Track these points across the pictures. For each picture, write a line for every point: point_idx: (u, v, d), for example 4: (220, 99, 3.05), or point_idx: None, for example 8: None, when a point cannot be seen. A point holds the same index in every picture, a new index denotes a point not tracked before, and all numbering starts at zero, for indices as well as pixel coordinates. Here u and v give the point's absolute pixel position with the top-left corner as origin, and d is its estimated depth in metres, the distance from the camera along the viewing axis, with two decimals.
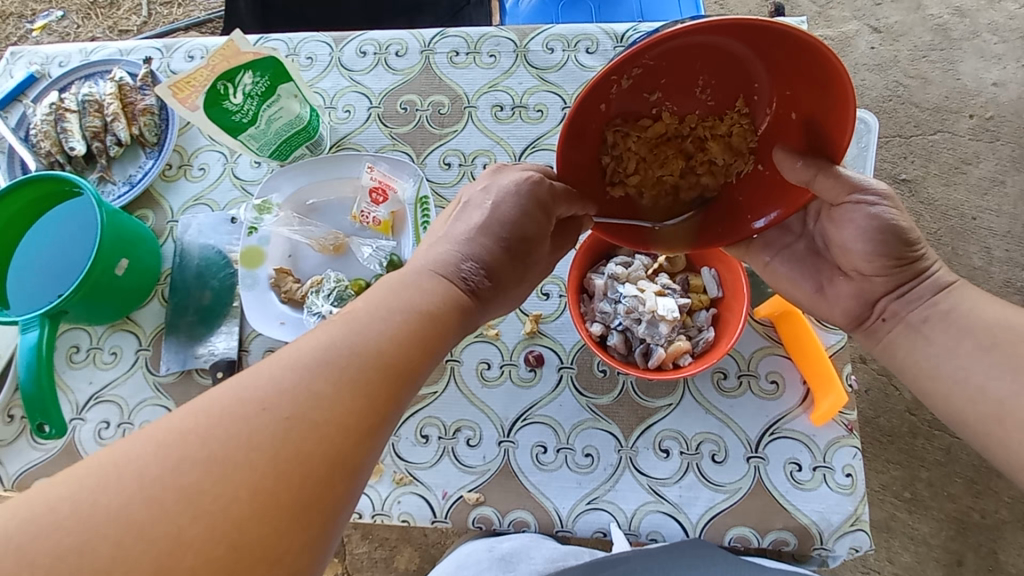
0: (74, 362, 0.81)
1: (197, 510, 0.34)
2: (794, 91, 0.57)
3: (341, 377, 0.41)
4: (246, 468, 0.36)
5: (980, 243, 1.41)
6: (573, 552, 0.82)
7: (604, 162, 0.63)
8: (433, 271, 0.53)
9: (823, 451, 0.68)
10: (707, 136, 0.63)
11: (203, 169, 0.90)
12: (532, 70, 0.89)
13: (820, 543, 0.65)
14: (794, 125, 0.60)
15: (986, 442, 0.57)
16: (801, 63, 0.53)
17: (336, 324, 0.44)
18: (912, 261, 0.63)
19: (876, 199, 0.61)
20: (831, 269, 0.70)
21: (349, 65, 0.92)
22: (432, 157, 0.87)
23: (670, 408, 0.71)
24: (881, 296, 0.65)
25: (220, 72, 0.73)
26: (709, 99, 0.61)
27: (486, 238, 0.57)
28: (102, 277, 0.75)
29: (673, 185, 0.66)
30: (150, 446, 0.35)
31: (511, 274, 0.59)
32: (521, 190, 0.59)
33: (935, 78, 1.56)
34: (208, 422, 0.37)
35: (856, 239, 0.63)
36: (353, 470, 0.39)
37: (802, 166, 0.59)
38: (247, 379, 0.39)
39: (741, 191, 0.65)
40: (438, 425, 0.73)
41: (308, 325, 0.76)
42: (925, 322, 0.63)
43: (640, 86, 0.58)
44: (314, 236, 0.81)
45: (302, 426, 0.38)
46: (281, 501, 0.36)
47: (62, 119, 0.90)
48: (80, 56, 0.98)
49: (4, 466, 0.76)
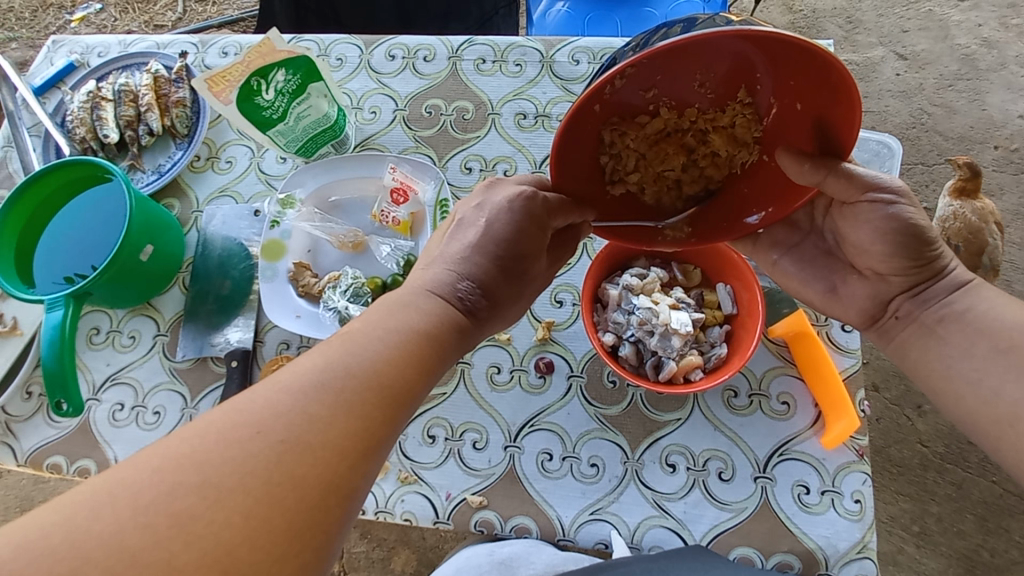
0: (95, 343, 0.83)
1: (187, 536, 0.34)
2: (798, 82, 0.54)
3: (337, 401, 0.42)
4: (240, 493, 0.36)
5: (1000, 275, 1.39)
6: (576, 556, 0.80)
7: (603, 161, 0.63)
8: (430, 290, 0.54)
9: (832, 475, 0.67)
10: (709, 129, 0.62)
11: (230, 162, 0.92)
12: (556, 80, 0.90)
13: (825, 569, 0.64)
14: (799, 115, 0.58)
15: (995, 448, 0.56)
16: (804, 59, 0.50)
17: (335, 344, 0.45)
18: (930, 262, 0.63)
19: (893, 198, 0.61)
20: (845, 268, 0.70)
21: (377, 68, 0.94)
22: (454, 161, 0.88)
23: (679, 423, 0.71)
24: (895, 295, 0.65)
25: (255, 68, 0.75)
26: (709, 92, 0.59)
27: (482, 257, 0.58)
28: (128, 261, 0.77)
29: (676, 180, 0.66)
30: (146, 471, 0.36)
31: (507, 293, 0.59)
32: (516, 207, 0.59)
33: (960, 107, 1.54)
34: (204, 447, 0.37)
35: (873, 239, 0.63)
36: (349, 495, 0.39)
37: (810, 168, 0.58)
38: (244, 403, 0.40)
39: (746, 182, 0.66)
40: (445, 426, 0.74)
41: (323, 320, 0.77)
42: (939, 323, 0.62)
43: (635, 84, 0.56)
44: (335, 233, 0.82)
45: (297, 448, 0.39)
46: (274, 527, 0.36)
47: (99, 107, 0.93)
48: (119, 47, 1.02)
49: (19, 441, 0.78)
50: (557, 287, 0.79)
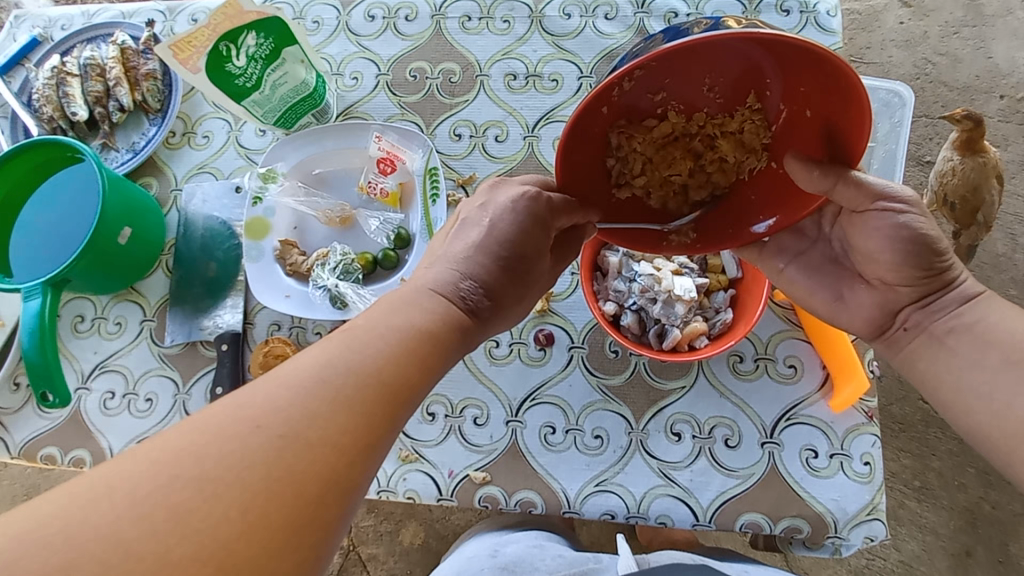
0: (79, 331, 0.80)
1: (185, 529, 0.32)
2: (806, 88, 0.52)
3: (338, 397, 0.39)
4: (238, 487, 0.34)
5: (1004, 228, 1.36)
6: (580, 560, 0.77)
7: (609, 164, 0.61)
8: (432, 290, 0.51)
9: (840, 439, 0.66)
10: (717, 134, 0.59)
11: (207, 137, 0.88)
12: (547, 36, 0.85)
13: (834, 531, 0.63)
14: (809, 123, 0.55)
15: (1005, 464, 0.53)
16: (810, 61, 0.48)
17: (336, 339, 0.43)
18: (941, 272, 0.58)
19: (904, 207, 0.56)
20: (851, 276, 0.64)
21: (356, 30, 0.89)
22: (442, 128, 0.83)
23: (683, 391, 0.69)
24: (904, 305, 0.61)
25: (222, 32, 0.70)
26: (718, 96, 0.57)
27: (484, 257, 0.54)
28: (107, 244, 0.73)
29: (682, 185, 0.63)
30: (143, 464, 0.34)
31: (511, 292, 0.56)
32: (518, 208, 0.56)
33: (965, 56, 1.48)
34: (203, 441, 0.35)
35: (883, 248, 0.58)
36: (347, 492, 0.37)
37: (819, 174, 0.54)
38: (244, 396, 0.38)
39: (754, 188, 0.62)
40: (445, 403, 0.72)
41: (313, 300, 0.74)
42: (948, 333, 0.58)
43: (644, 86, 0.55)
44: (320, 208, 0.79)
45: (296, 445, 0.36)
46: (271, 521, 0.34)
47: (65, 83, 0.87)
48: (83, 19, 0.95)
49: (10, 433, 0.76)
50: None
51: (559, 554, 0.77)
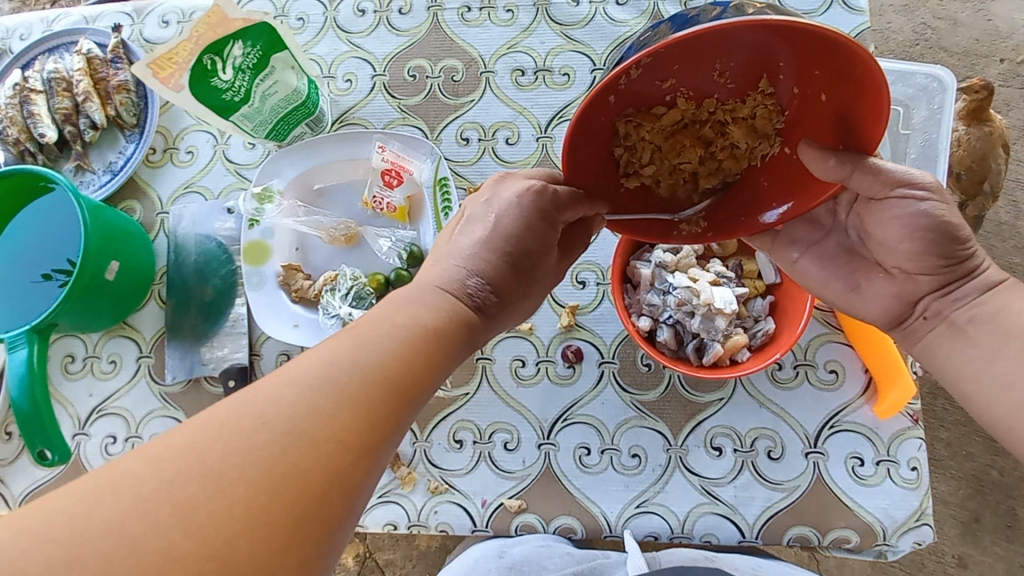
0: (71, 372, 0.75)
1: (189, 523, 0.29)
2: (823, 72, 0.46)
3: (342, 393, 0.35)
4: (242, 484, 0.31)
5: (1008, 196, 1.34)
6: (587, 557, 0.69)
7: (616, 154, 0.54)
8: (437, 287, 0.46)
9: (886, 444, 0.64)
10: (728, 120, 0.53)
11: (191, 152, 0.81)
12: (555, 25, 0.79)
13: (882, 539, 0.62)
14: (824, 107, 0.50)
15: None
16: (829, 45, 0.42)
17: (343, 338, 0.38)
18: (964, 260, 0.54)
19: (925, 193, 0.52)
20: (868, 266, 0.61)
21: (346, 26, 0.81)
22: (448, 132, 0.77)
23: (721, 403, 0.67)
24: (923, 295, 0.57)
25: (206, 43, 0.63)
26: (729, 82, 0.50)
27: (491, 253, 0.50)
28: (92, 281, 0.67)
29: (692, 173, 0.57)
30: (146, 463, 0.31)
31: (516, 288, 0.51)
32: (524, 203, 0.52)
33: (965, 19, 1.44)
34: (209, 436, 0.32)
35: (901, 238, 0.54)
36: (352, 492, 0.33)
37: (835, 164, 0.50)
38: (247, 395, 0.34)
39: (766, 174, 0.56)
40: (472, 429, 0.68)
41: (324, 327, 0.70)
42: (970, 322, 0.54)
43: (651, 73, 0.48)
44: (323, 227, 0.73)
45: (301, 441, 0.33)
46: (275, 518, 0.30)
47: (29, 101, 0.79)
48: (42, 26, 0.86)
49: (8, 487, 0.71)
50: (578, 266, 0.72)
51: (569, 552, 0.68)
